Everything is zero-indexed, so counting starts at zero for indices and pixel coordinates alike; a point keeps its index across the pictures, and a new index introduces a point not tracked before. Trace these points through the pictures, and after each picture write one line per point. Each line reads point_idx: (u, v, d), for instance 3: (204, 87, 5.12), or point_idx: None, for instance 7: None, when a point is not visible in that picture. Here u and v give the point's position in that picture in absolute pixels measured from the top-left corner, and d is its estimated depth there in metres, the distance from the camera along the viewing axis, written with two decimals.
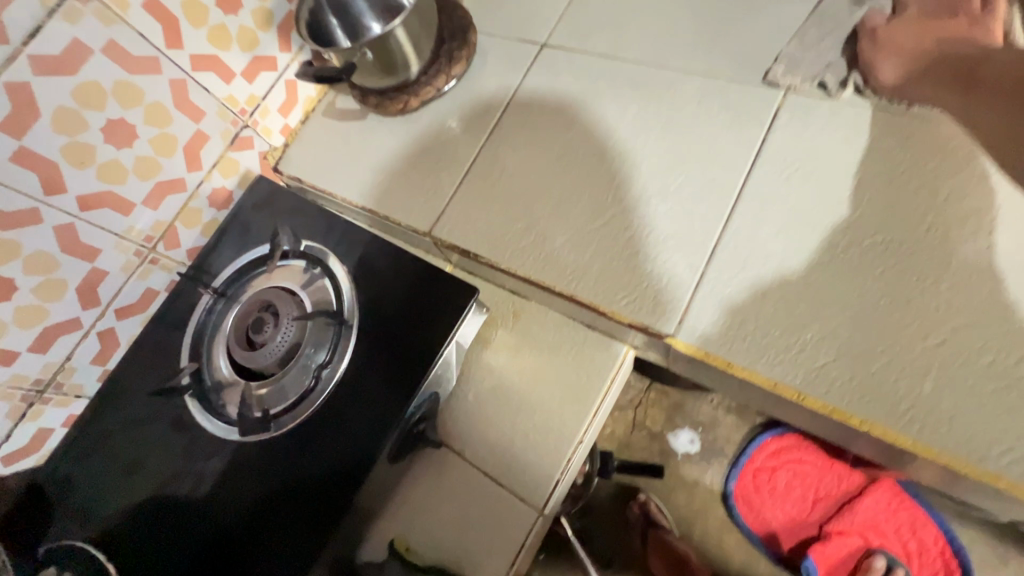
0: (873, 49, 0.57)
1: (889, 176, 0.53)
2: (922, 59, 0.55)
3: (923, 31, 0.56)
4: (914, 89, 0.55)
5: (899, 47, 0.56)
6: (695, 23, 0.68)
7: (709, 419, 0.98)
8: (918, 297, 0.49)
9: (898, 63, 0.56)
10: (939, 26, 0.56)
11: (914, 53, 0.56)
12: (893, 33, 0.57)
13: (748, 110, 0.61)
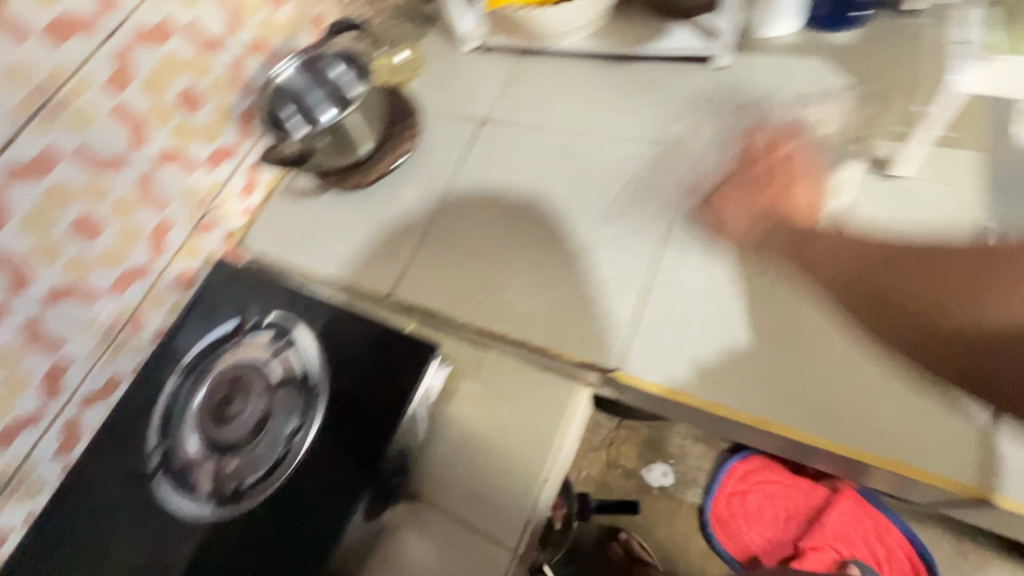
0: (722, 209, 0.64)
1: (780, 215, 0.63)
2: (770, 224, 0.62)
3: (754, 187, 0.63)
4: (773, 248, 0.61)
5: (742, 211, 0.63)
6: (614, 95, 0.79)
7: (679, 451, 1.14)
8: (815, 314, 0.57)
9: (747, 231, 0.63)
10: (758, 179, 0.63)
11: (759, 215, 0.62)
12: (729, 192, 0.65)
13: (660, 168, 0.71)
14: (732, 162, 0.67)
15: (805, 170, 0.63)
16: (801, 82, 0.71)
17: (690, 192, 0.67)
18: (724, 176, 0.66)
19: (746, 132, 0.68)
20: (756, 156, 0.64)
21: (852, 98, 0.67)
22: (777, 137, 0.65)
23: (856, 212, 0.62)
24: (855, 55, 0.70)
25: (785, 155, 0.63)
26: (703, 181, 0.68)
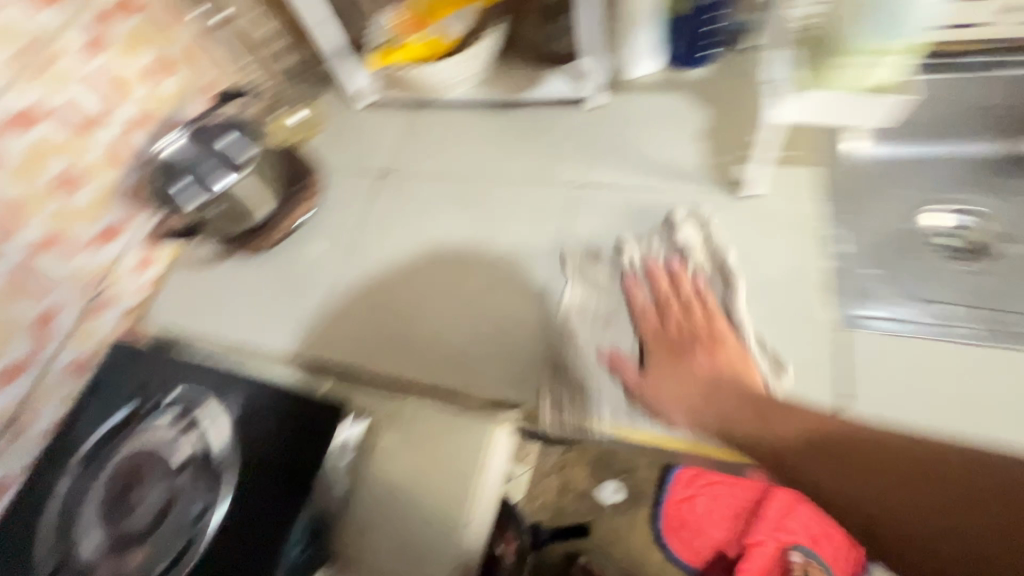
0: (659, 390, 0.60)
1: (654, 241, 0.69)
2: (713, 397, 0.59)
3: (677, 353, 0.62)
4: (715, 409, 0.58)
5: (678, 384, 0.60)
6: (503, 140, 0.83)
7: (628, 467, 1.17)
8: (689, 330, 0.63)
9: (689, 411, 0.58)
10: (681, 345, 0.62)
11: (700, 387, 0.60)
12: (661, 367, 0.61)
13: (548, 208, 0.76)
14: (634, 314, 0.65)
15: (712, 314, 0.63)
16: (668, 116, 0.78)
17: (610, 357, 0.63)
18: (643, 338, 0.64)
19: (651, 279, 0.67)
20: (669, 309, 0.64)
21: (705, 131, 0.75)
22: (682, 288, 0.65)
23: (723, 231, 0.68)
24: (710, 88, 0.78)
25: (699, 311, 0.63)
26: (622, 343, 0.64)
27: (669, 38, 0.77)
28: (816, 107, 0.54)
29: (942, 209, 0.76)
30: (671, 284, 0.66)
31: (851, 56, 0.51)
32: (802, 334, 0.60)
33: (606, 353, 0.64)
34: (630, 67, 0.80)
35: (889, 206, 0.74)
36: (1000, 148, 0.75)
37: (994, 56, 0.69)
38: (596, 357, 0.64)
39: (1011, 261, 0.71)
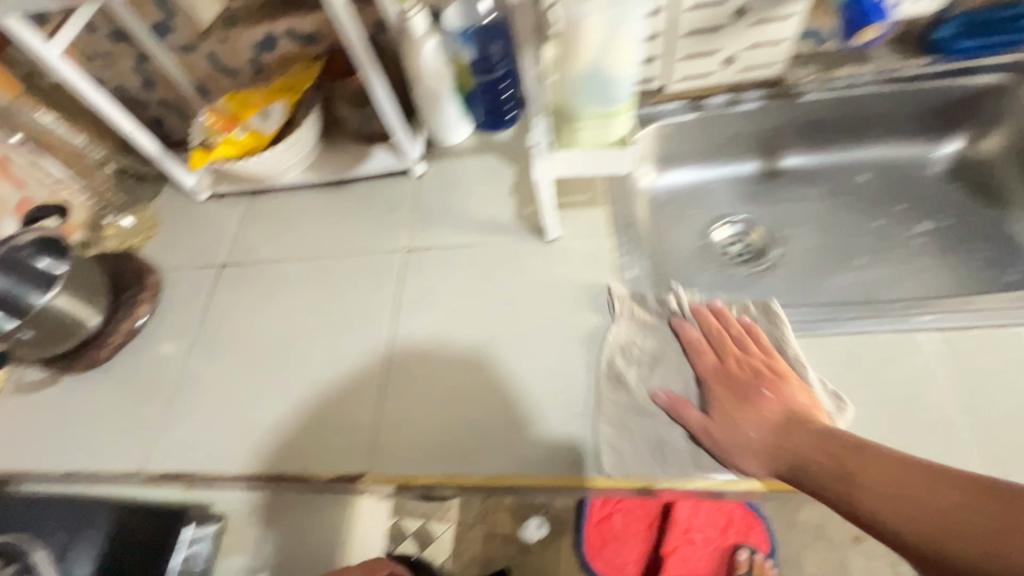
0: (725, 433, 0.60)
1: (479, 291, 0.74)
2: (787, 432, 0.57)
3: (742, 390, 0.63)
4: (776, 440, 0.57)
5: (746, 421, 0.60)
6: (336, 217, 0.87)
7: None
8: (510, 370, 0.68)
9: (760, 448, 0.58)
10: (742, 384, 0.63)
11: (767, 422, 0.59)
12: (727, 409, 0.62)
13: (380, 274, 0.79)
14: (690, 353, 0.67)
15: (764, 351, 0.65)
16: (484, 175, 0.85)
17: (670, 400, 0.64)
18: (705, 381, 0.65)
19: (699, 318, 0.70)
20: (726, 348, 0.66)
21: (515, 185, 0.83)
22: (733, 325, 0.68)
23: (539, 272, 0.74)
24: (514, 148, 0.87)
25: (755, 350, 0.65)
26: (673, 385, 0.66)
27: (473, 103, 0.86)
28: (565, 165, 0.63)
29: (720, 225, 0.89)
30: (720, 322, 0.69)
31: (580, 123, 0.60)
32: (605, 357, 0.67)
33: (663, 396, 0.64)
34: (445, 136, 0.87)
35: (686, 227, 0.89)
36: (756, 165, 0.90)
37: (731, 96, 0.83)
38: (653, 401, 0.64)
39: (783, 259, 0.83)
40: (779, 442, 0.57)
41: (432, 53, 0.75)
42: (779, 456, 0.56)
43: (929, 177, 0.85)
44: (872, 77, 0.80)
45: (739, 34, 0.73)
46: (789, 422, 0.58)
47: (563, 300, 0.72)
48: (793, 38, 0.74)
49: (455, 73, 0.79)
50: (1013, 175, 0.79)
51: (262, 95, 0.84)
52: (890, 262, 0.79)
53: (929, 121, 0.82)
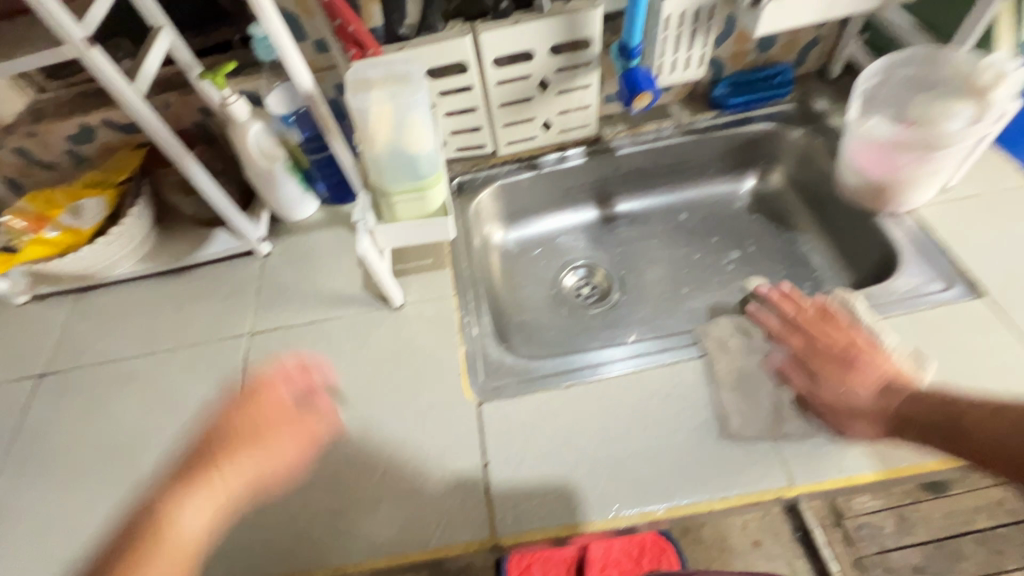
0: (830, 396, 0.61)
1: (328, 368, 0.72)
2: (891, 393, 0.59)
3: (841, 363, 0.63)
4: (894, 406, 0.58)
5: (852, 385, 0.61)
6: (174, 307, 0.82)
7: None
8: (360, 444, 0.65)
9: (870, 411, 0.59)
10: (839, 354, 0.63)
11: (876, 387, 0.60)
12: (831, 375, 0.63)
13: (223, 362, 0.75)
14: (775, 337, 0.68)
15: (847, 327, 0.65)
16: (333, 247, 0.85)
17: (779, 368, 0.65)
18: (801, 357, 0.65)
19: (777, 303, 0.71)
20: (810, 324, 0.67)
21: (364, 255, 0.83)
22: (810, 307, 0.69)
23: (388, 340, 0.73)
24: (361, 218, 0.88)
25: (836, 323, 0.66)
26: (771, 353, 0.67)
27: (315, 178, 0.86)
28: (390, 235, 0.65)
29: (568, 271, 0.95)
30: (793, 305, 0.70)
31: (394, 199, 0.63)
32: (453, 415, 0.66)
33: (768, 363, 0.66)
34: (293, 213, 0.87)
35: (537, 281, 0.94)
36: (595, 213, 0.99)
37: (559, 154, 0.91)
38: (762, 365, 0.66)
39: (624, 297, 0.91)
40: (900, 407, 0.58)
41: (260, 137, 0.76)
42: (899, 419, 0.57)
43: (738, 210, 0.96)
44: (673, 131, 0.92)
45: (547, 102, 0.81)
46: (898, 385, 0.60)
47: (411, 363, 0.71)
48: (596, 103, 0.83)
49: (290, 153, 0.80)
50: (795, 204, 0.92)
51: (65, 193, 0.79)
52: (712, 289, 0.89)
53: (727, 164, 0.95)
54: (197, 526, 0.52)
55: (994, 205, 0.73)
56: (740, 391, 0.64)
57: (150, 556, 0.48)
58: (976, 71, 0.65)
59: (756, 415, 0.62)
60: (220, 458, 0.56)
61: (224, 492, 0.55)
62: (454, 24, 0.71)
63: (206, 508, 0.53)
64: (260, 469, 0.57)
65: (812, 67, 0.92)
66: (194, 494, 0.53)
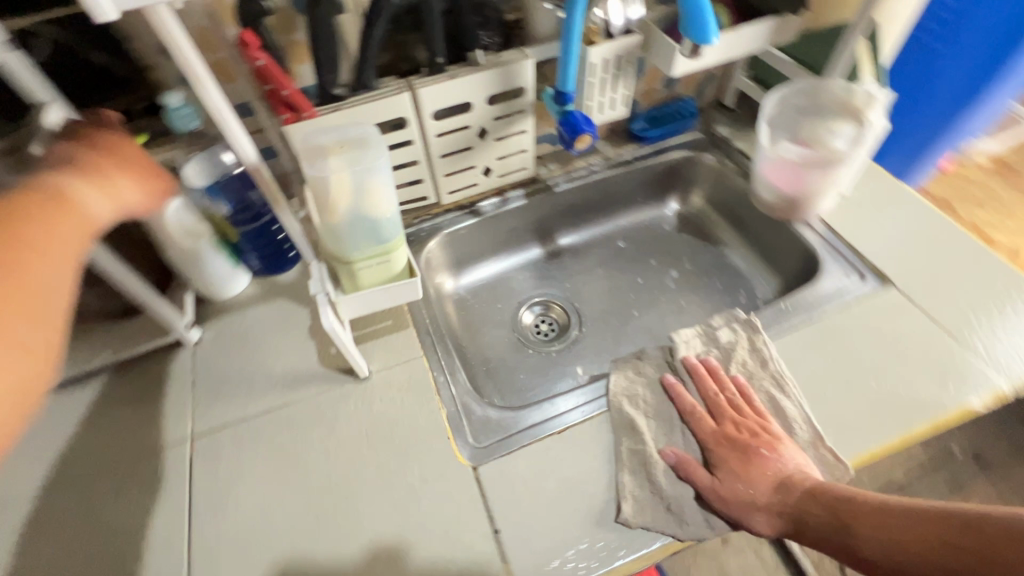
0: (730, 493, 0.59)
1: (295, 460, 0.64)
2: (786, 488, 0.58)
3: (744, 454, 0.61)
4: (787, 505, 0.57)
5: (752, 479, 0.59)
6: (86, 422, 0.69)
7: None
8: (351, 538, 0.59)
9: (766, 508, 0.57)
10: (744, 445, 0.62)
11: (773, 481, 0.59)
12: (734, 466, 0.60)
13: (162, 477, 0.64)
14: (687, 419, 0.66)
15: (761, 411, 0.65)
16: (274, 324, 0.77)
17: (678, 459, 0.62)
18: (707, 445, 0.63)
19: (697, 380, 0.69)
20: (722, 410, 0.65)
21: (313, 325, 0.77)
22: (728, 386, 0.68)
23: (361, 415, 0.67)
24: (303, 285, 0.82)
25: (748, 411, 0.65)
26: (677, 443, 0.65)
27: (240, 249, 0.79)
28: (355, 304, 0.61)
29: (524, 309, 0.95)
30: (715, 383, 0.69)
31: (358, 266, 0.59)
32: (448, 486, 0.61)
33: (670, 453, 0.63)
34: (222, 290, 0.78)
35: (494, 324, 0.93)
36: (539, 250, 1.01)
37: (499, 198, 0.92)
38: (662, 458, 0.62)
39: (583, 329, 0.93)
40: (793, 504, 0.56)
41: (182, 217, 0.68)
42: (792, 516, 0.56)
43: (667, 232, 1.03)
44: (602, 165, 0.97)
45: (486, 150, 0.82)
46: (791, 477, 0.59)
47: (392, 436, 0.65)
48: (532, 147, 0.86)
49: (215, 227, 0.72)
50: (715, 221, 1.01)
51: None
52: (660, 310, 0.94)
53: (652, 191, 1.02)
54: (100, 212, 0.46)
55: (876, 206, 0.86)
56: (640, 472, 0.62)
57: (38, 214, 0.41)
58: (852, 96, 0.76)
59: (650, 501, 0.59)
60: (100, 160, 0.48)
61: (114, 197, 0.48)
62: (391, 80, 0.70)
63: (101, 194, 0.47)
64: (141, 177, 0.51)
65: (709, 99, 1.03)
66: (79, 173, 0.46)
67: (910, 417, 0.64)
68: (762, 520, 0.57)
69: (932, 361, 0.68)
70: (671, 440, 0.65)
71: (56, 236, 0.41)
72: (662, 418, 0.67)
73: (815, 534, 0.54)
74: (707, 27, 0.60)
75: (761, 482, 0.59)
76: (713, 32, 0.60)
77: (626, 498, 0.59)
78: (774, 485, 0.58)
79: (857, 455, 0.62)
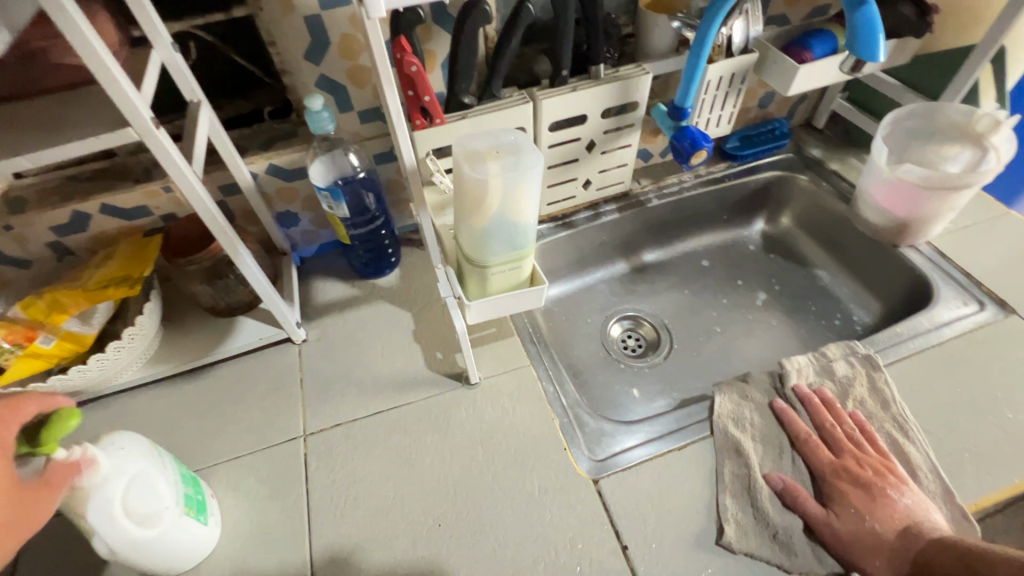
0: (846, 530, 0.55)
1: (409, 463, 0.64)
2: (914, 534, 0.53)
3: (869, 495, 0.56)
4: (914, 554, 0.51)
5: (874, 518, 0.55)
6: (201, 412, 0.70)
7: None
8: (474, 544, 0.58)
9: (888, 551, 0.53)
10: (867, 483, 0.57)
11: (900, 525, 0.54)
12: (859, 502, 0.56)
13: (280, 472, 0.64)
14: (800, 446, 0.62)
15: (886, 452, 0.61)
16: (377, 326, 0.78)
17: (785, 486, 0.59)
18: (821, 477, 0.60)
19: (810, 410, 0.65)
20: (840, 444, 0.62)
21: (417, 330, 0.77)
22: (846, 422, 0.64)
23: (473, 420, 0.67)
24: (403, 288, 0.82)
25: (870, 450, 0.61)
26: (784, 470, 0.61)
27: (209, 501, 0.59)
28: (484, 309, 0.61)
29: (612, 322, 0.94)
30: (831, 416, 0.65)
31: (492, 269, 0.59)
32: (568, 498, 0.60)
33: (776, 478, 0.60)
34: (190, 559, 0.57)
35: (584, 336, 0.92)
36: (624, 265, 1.00)
37: (591, 211, 0.93)
38: (767, 484, 0.59)
39: (674, 347, 0.91)
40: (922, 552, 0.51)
41: (139, 495, 0.50)
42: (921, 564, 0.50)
43: (753, 251, 1.01)
44: (693, 181, 0.97)
45: (590, 163, 0.83)
46: (921, 525, 0.53)
47: (507, 444, 0.65)
48: (633, 161, 0.87)
49: (177, 482, 0.55)
50: (805, 242, 0.99)
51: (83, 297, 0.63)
52: (749, 329, 0.92)
53: (740, 210, 1.01)
54: None
55: (988, 231, 0.83)
56: (743, 496, 0.59)
57: None
58: (973, 120, 0.75)
59: (755, 528, 0.57)
60: None
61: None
62: (514, 91, 0.71)
63: None
64: None
65: (799, 120, 1.03)
66: None
67: None
68: (878, 561, 0.53)
69: None
70: (778, 466, 0.61)
71: None
72: (770, 443, 0.63)
73: None
74: (874, 43, 0.58)
75: (885, 526, 0.54)
76: (881, 49, 0.58)
77: (728, 521, 0.57)
78: (902, 531, 0.53)
79: (976, 501, 0.58)
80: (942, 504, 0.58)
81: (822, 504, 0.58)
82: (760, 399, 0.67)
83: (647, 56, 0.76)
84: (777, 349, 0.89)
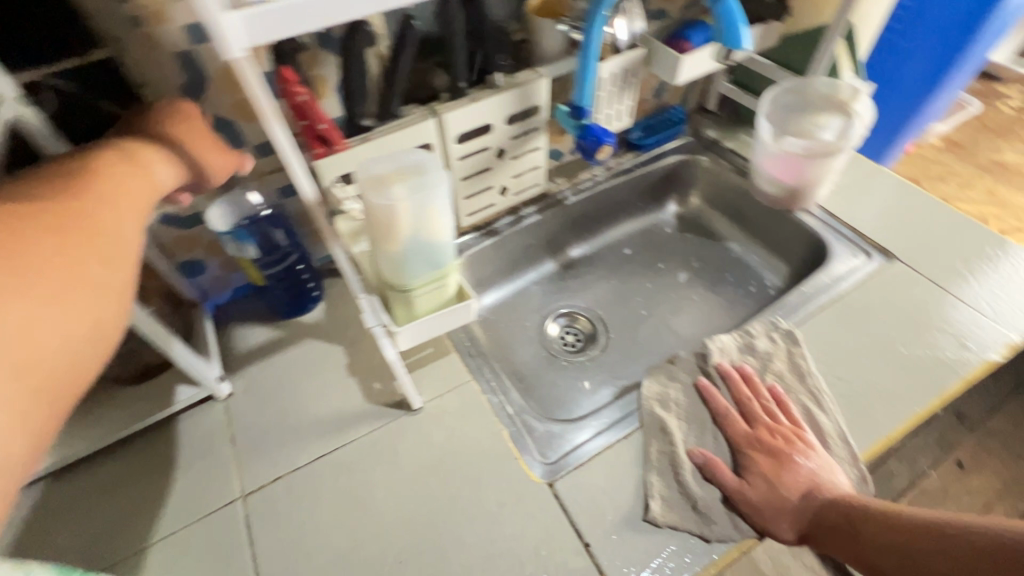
0: (758, 496, 0.59)
1: (360, 504, 0.61)
2: (814, 496, 0.58)
3: (779, 465, 0.61)
4: (811, 514, 0.58)
5: (782, 483, 0.59)
6: (121, 493, 0.64)
7: None
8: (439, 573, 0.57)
9: (792, 513, 0.58)
10: (777, 450, 0.62)
11: (804, 488, 0.59)
12: (770, 470, 0.60)
13: (221, 541, 0.60)
14: (721, 421, 0.66)
15: (797, 420, 0.65)
16: (307, 366, 0.74)
17: (705, 460, 0.62)
18: (739, 448, 0.63)
19: (728, 384, 0.69)
20: (756, 415, 0.65)
21: (350, 363, 0.74)
22: (764, 394, 0.68)
23: (421, 447, 0.65)
24: (330, 322, 0.78)
25: (783, 420, 0.65)
26: (707, 445, 0.64)
27: None
28: (410, 335, 0.60)
29: (549, 321, 0.96)
30: (750, 390, 0.69)
31: (413, 292, 0.58)
32: (527, 506, 0.60)
33: (698, 453, 0.63)
34: None
35: (524, 340, 0.92)
36: (552, 264, 1.01)
37: (513, 216, 0.94)
38: (688, 459, 0.62)
39: (610, 337, 0.94)
40: (814, 508, 0.58)
41: None
42: (813, 519, 0.57)
43: (669, 233, 1.06)
44: (605, 175, 1.00)
45: (501, 171, 0.83)
46: (822, 486, 0.59)
47: (459, 464, 0.64)
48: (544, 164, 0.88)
49: None
50: (715, 218, 1.05)
51: None
52: (677, 307, 0.97)
53: (652, 196, 1.05)
54: (161, 173, 0.53)
55: (865, 188, 0.92)
56: (669, 474, 0.61)
57: (112, 184, 0.47)
58: (836, 91, 0.83)
59: (678, 502, 0.59)
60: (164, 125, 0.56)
61: (119, 270, 0.44)
62: (414, 108, 0.70)
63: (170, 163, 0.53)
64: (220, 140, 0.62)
65: (693, 105, 1.09)
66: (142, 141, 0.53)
67: (942, 376, 0.69)
68: (784, 522, 0.58)
69: (947, 326, 0.74)
70: (701, 442, 0.65)
71: (129, 195, 0.48)
72: (694, 420, 0.66)
73: (826, 535, 0.56)
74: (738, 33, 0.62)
75: (791, 491, 0.59)
76: (745, 38, 0.63)
77: (654, 498, 0.59)
78: (805, 495, 0.59)
79: (871, 447, 0.64)
80: (847, 465, 0.63)
81: (738, 474, 0.62)
82: (686, 379, 0.70)
83: (540, 60, 0.78)
84: (704, 323, 0.94)
